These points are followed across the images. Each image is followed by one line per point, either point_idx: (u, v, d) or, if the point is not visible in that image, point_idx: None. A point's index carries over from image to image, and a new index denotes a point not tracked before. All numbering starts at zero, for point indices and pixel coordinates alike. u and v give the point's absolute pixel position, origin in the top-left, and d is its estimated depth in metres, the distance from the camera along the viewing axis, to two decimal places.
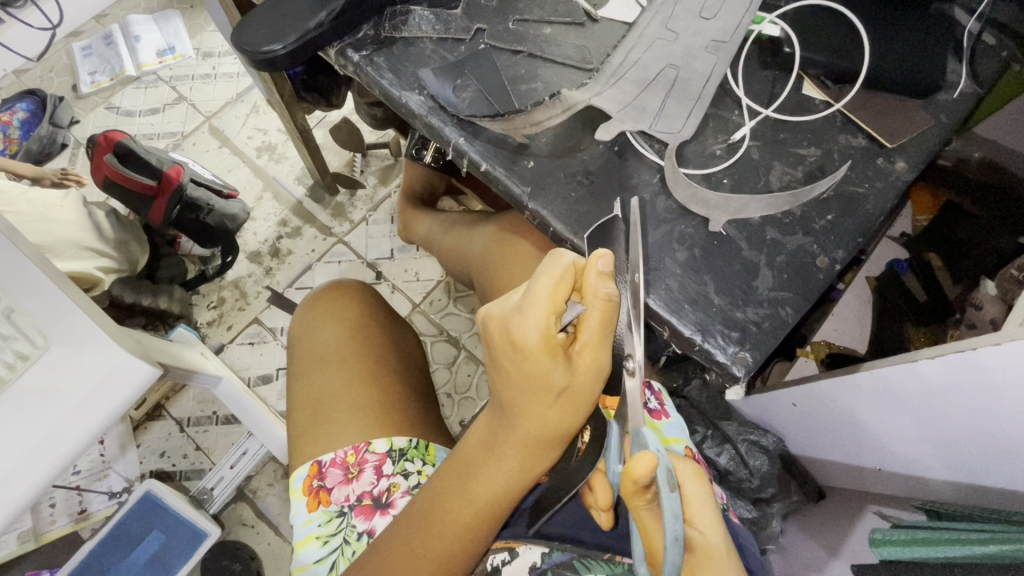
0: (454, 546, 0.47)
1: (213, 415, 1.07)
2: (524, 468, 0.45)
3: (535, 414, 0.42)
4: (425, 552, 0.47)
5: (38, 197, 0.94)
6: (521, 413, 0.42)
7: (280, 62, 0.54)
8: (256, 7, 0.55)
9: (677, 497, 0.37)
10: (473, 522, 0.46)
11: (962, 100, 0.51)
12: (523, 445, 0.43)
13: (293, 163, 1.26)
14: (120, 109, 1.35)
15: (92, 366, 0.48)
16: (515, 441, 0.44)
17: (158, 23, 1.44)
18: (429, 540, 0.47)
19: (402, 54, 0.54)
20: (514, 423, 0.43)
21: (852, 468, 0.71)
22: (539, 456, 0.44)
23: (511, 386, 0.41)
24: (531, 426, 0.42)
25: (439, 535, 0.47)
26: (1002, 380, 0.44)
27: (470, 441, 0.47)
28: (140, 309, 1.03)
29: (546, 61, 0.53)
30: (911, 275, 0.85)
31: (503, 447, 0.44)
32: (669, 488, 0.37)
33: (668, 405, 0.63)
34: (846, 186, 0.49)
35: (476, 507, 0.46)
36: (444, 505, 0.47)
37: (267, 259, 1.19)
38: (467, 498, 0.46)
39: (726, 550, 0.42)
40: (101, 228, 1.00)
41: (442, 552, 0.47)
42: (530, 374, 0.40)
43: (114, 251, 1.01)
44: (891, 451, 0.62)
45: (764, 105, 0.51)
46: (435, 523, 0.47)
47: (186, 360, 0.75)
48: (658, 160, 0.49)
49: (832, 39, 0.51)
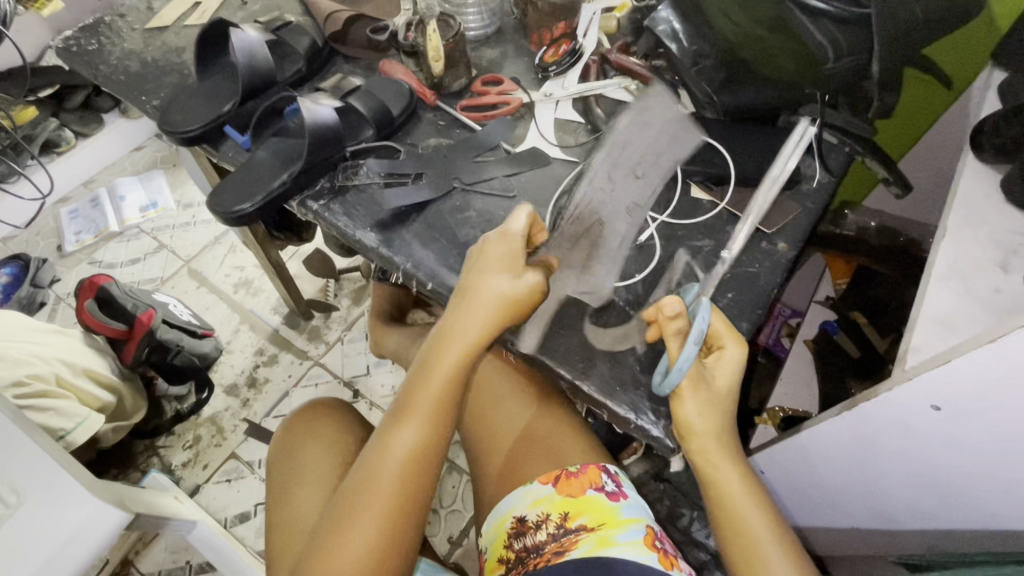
0: (372, 528, 0.49)
1: (186, 565, 1.05)
2: (419, 441, 0.52)
3: (456, 341, 0.53)
4: (352, 539, 0.49)
5: (72, 350, 1.00)
6: (461, 348, 0.53)
7: (250, 217, 0.63)
8: (227, 176, 0.65)
9: (697, 347, 0.45)
10: (391, 517, 0.50)
11: (821, 188, 0.61)
12: (434, 395, 0.53)
13: (269, 294, 1.34)
14: (103, 262, 1.44)
15: (61, 519, 0.55)
16: (421, 395, 0.53)
17: (142, 182, 1.58)
18: (337, 539, 0.49)
19: (354, 199, 0.63)
20: (428, 374, 0.54)
21: (845, 532, 0.72)
22: (437, 420, 0.53)
23: (456, 312, 0.53)
24: (445, 357, 0.53)
25: (350, 517, 0.50)
26: (910, 427, 0.50)
27: (391, 425, 0.53)
28: (147, 456, 1.16)
29: (475, 193, 0.63)
30: (842, 333, 0.92)
31: (410, 412, 0.53)
32: (691, 341, 0.45)
33: (626, 485, 0.60)
34: (740, 268, 0.57)
35: (386, 483, 0.51)
36: (365, 473, 0.52)
37: (244, 390, 1.23)
38: (376, 463, 0.52)
39: (723, 386, 0.48)
40: (120, 370, 1.07)
41: (393, 488, 0.51)
42: (457, 311, 0.53)
43: (128, 397, 1.07)
44: (866, 509, 0.65)
45: (661, 210, 0.61)
46: (359, 504, 0.50)
47: (158, 508, 0.82)
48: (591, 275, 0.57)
49: (703, 154, 0.62)
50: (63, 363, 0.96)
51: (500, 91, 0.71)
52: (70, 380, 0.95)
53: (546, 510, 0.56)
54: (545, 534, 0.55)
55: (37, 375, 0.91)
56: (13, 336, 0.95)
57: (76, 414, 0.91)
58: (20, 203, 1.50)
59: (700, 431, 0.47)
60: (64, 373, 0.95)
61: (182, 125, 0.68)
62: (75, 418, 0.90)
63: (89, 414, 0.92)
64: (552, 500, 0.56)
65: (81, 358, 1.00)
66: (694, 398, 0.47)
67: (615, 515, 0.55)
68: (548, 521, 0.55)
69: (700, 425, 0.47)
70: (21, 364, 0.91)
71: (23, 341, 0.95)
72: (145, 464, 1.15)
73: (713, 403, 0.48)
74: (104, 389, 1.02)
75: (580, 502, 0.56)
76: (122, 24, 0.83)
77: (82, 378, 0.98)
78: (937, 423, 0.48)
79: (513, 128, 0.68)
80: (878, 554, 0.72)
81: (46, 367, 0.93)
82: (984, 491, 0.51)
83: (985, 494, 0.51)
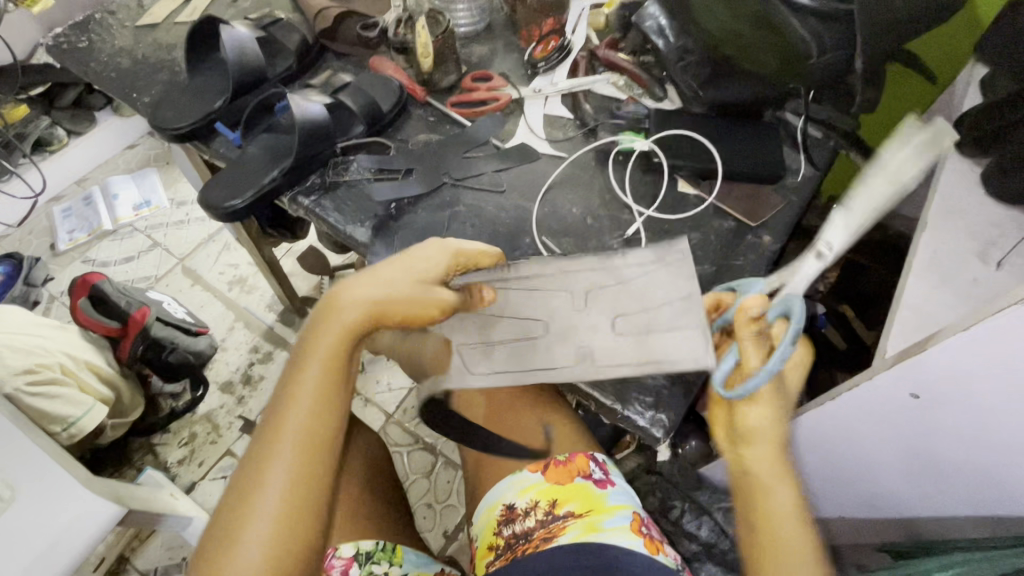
0: (272, 520, 0.41)
1: (182, 561, 1.05)
2: (315, 410, 0.44)
3: (357, 301, 0.47)
4: (247, 537, 0.41)
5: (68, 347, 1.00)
6: (358, 303, 0.47)
7: (241, 213, 0.63)
8: (218, 172, 0.66)
9: (790, 348, 0.42)
10: (294, 504, 0.42)
11: (805, 182, 0.62)
12: (326, 357, 0.46)
13: (263, 292, 1.35)
14: (96, 261, 1.44)
15: (56, 512, 0.56)
16: (311, 360, 0.46)
17: (136, 180, 1.58)
18: (226, 541, 0.41)
19: (344, 195, 0.64)
20: (317, 336, 0.46)
21: (831, 522, 0.74)
22: (332, 384, 0.46)
23: (353, 279, 0.48)
24: (342, 311, 0.47)
25: (239, 513, 0.41)
26: (892, 415, 0.51)
27: (279, 399, 0.45)
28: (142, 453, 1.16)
29: (465, 188, 0.63)
30: (832, 326, 0.91)
31: (297, 378, 0.45)
32: (786, 340, 0.42)
33: (615, 474, 0.61)
34: (725, 261, 0.58)
35: (278, 466, 0.42)
36: (252, 458, 0.43)
37: (239, 387, 1.23)
38: (265, 444, 0.43)
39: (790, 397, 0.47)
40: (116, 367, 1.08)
41: (286, 472, 0.42)
42: (364, 277, 0.48)
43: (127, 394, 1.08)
44: (851, 497, 0.66)
45: (648, 205, 0.62)
46: (247, 496, 0.42)
47: (153, 502, 0.83)
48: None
49: (690, 148, 0.62)
50: (69, 356, 0.98)
51: (490, 88, 0.71)
52: (75, 371, 0.97)
53: (535, 498, 0.57)
54: (534, 520, 0.56)
55: (44, 366, 0.93)
56: (16, 328, 0.96)
57: (84, 402, 0.94)
58: (12, 202, 1.49)
59: (761, 437, 0.45)
60: (70, 365, 0.97)
61: (173, 122, 0.68)
62: (83, 406, 0.94)
63: (94, 404, 0.95)
64: (541, 487, 0.57)
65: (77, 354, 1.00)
66: (761, 403, 0.45)
67: (602, 502, 0.56)
68: (537, 508, 0.56)
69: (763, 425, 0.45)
70: (30, 353, 0.93)
71: (23, 334, 0.96)
72: (140, 461, 1.15)
73: (779, 414, 0.46)
74: (103, 385, 1.02)
75: (569, 489, 0.57)
76: (112, 21, 0.83)
77: (85, 371, 0.99)
78: (915, 409, 0.49)
79: (502, 124, 0.68)
80: (864, 544, 0.73)
81: (52, 359, 0.95)
82: (963, 476, 0.52)
83: (964, 480, 0.52)
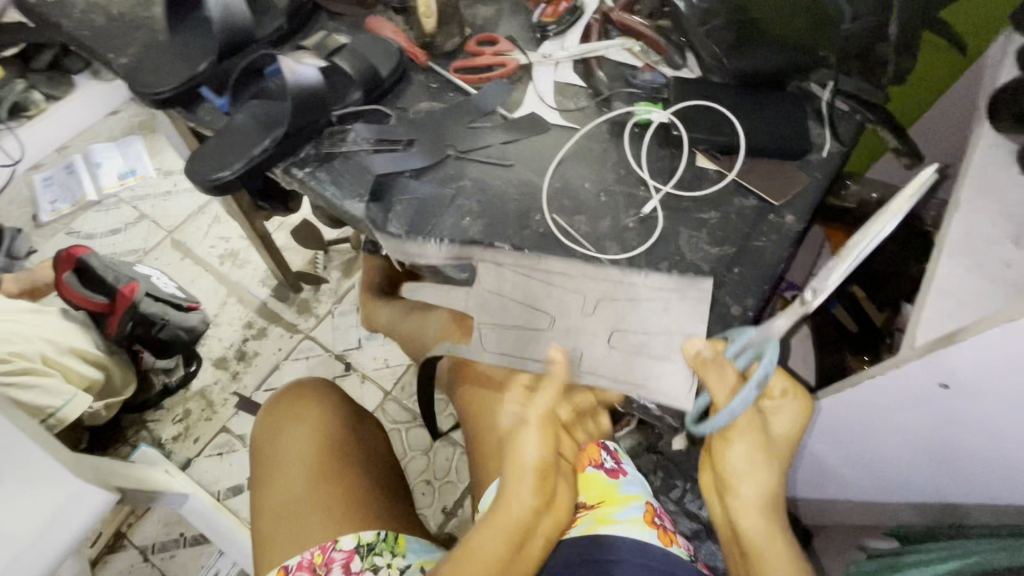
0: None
1: (180, 537, 1.05)
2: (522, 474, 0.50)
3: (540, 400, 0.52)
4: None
5: (53, 325, 0.97)
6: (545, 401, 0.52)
7: (230, 185, 0.59)
8: (204, 141, 0.61)
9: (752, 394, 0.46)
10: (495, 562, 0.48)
11: (831, 158, 0.59)
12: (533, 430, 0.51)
13: (256, 266, 1.31)
14: (81, 232, 1.39)
15: (46, 499, 0.54)
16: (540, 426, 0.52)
17: (119, 148, 1.51)
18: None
19: (341, 167, 0.60)
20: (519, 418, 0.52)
21: (834, 501, 0.74)
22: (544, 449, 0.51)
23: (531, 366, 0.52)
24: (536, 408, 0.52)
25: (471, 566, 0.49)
26: (913, 402, 0.50)
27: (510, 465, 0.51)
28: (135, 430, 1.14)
29: (470, 160, 0.59)
30: (841, 308, 0.89)
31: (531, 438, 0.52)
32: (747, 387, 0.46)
33: (625, 462, 0.64)
34: (745, 241, 0.55)
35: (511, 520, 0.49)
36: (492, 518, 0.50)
37: (233, 363, 1.20)
38: (503, 509, 0.50)
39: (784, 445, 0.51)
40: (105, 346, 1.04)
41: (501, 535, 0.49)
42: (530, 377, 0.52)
43: (118, 372, 1.04)
44: (858, 479, 0.66)
45: (666, 180, 0.58)
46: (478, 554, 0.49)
47: (149, 483, 0.81)
48: (592, 252, 0.55)
49: (711, 121, 0.58)
50: (48, 342, 0.94)
51: (495, 52, 0.67)
52: (56, 359, 0.93)
53: None
54: None
55: (21, 354, 0.89)
56: None
57: (64, 391, 0.90)
58: None
59: (743, 481, 0.51)
60: (50, 352, 0.93)
61: (154, 86, 0.64)
62: (63, 397, 0.90)
63: (77, 393, 0.92)
64: None
65: (63, 333, 0.97)
66: (742, 443, 0.50)
67: (614, 493, 0.59)
68: None
69: (745, 469, 0.51)
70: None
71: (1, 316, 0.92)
72: (134, 438, 1.13)
73: (765, 461, 0.51)
74: (92, 365, 0.99)
75: (580, 479, 0.60)
76: None
77: (70, 355, 0.96)
78: (937, 399, 0.47)
79: (510, 92, 0.64)
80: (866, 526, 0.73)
81: (30, 346, 0.91)
82: (976, 466, 0.51)
83: (979, 470, 0.51)
